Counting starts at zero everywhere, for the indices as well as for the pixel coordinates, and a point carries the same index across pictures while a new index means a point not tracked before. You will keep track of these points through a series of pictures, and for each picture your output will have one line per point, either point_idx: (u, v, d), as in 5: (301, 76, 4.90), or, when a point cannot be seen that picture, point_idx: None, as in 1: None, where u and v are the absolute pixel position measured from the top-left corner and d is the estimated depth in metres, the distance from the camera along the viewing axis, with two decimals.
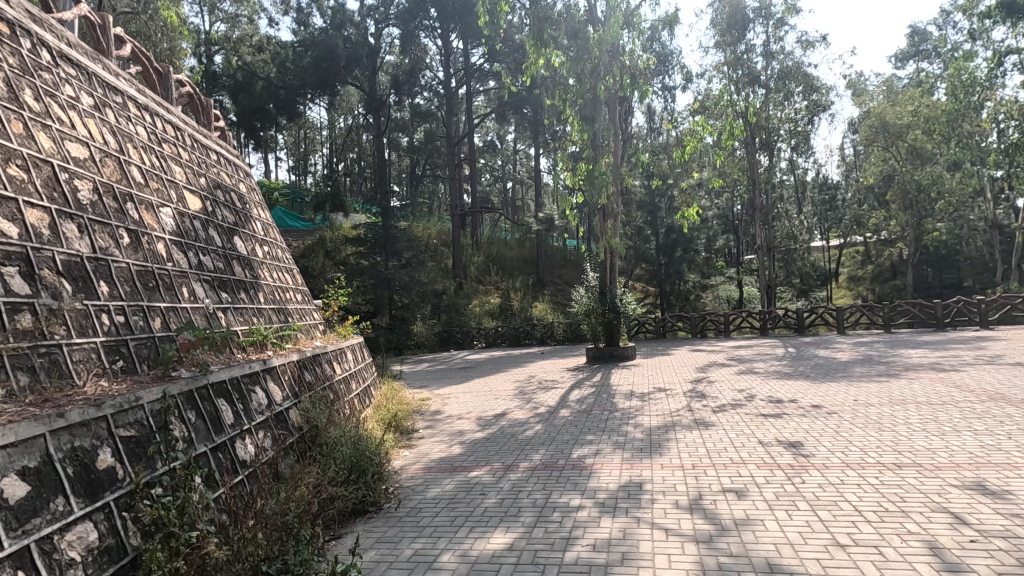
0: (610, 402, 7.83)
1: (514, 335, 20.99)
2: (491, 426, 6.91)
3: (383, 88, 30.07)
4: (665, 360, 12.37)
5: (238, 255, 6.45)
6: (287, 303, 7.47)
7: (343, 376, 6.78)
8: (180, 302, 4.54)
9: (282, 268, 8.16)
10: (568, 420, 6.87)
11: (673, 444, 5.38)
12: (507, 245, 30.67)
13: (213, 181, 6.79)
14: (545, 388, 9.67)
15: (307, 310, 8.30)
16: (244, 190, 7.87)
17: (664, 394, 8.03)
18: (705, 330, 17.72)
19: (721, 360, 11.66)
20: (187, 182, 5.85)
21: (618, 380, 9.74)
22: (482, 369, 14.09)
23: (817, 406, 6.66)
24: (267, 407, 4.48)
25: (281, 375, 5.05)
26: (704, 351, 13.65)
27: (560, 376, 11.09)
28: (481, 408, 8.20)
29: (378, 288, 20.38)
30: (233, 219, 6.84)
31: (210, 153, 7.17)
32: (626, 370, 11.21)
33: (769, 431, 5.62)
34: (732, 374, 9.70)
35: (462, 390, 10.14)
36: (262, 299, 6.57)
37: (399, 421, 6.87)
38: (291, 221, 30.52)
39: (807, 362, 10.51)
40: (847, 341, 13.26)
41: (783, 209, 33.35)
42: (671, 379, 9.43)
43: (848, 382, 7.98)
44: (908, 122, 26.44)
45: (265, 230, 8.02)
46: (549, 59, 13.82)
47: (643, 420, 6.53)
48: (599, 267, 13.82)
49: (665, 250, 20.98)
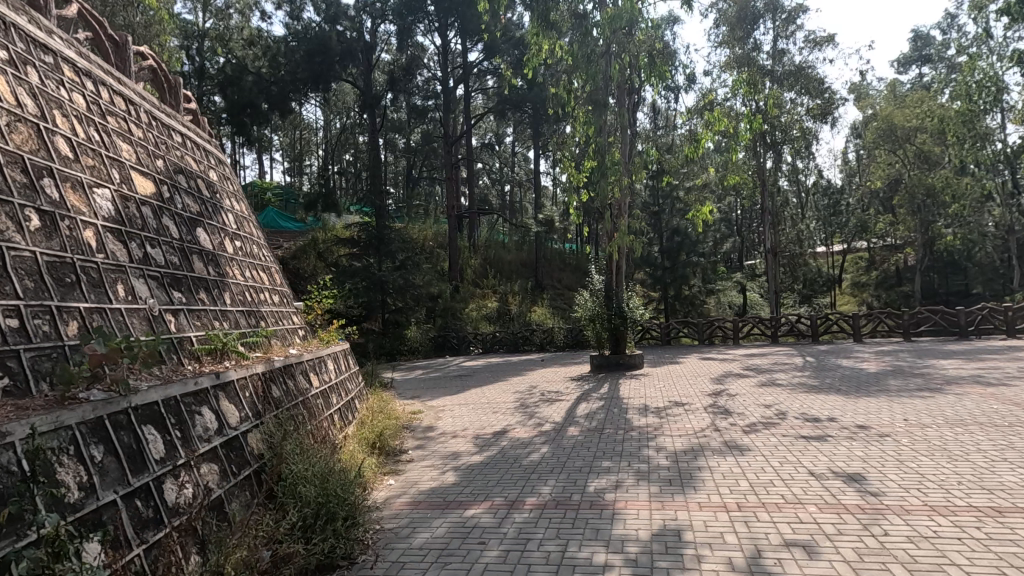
0: (623, 418, 7.01)
1: (512, 341, 20.12)
2: (490, 447, 6.05)
3: (378, 86, 29.29)
4: (676, 370, 11.53)
5: (200, 249, 5.59)
6: (260, 305, 6.60)
7: (322, 390, 5.93)
8: (110, 302, 3.71)
9: (258, 267, 7.30)
10: (577, 441, 6.03)
11: (706, 475, 4.54)
12: (505, 248, 29.85)
13: (175, 164, 5.94)
14: (549, 400, 8.82)
15: (285, 314, 7.44)
16: (215, 178, 7.03)
17: (681, 410, 7.20)
18: (712, 337, 16.89)
19: (737, 370, 10.84)
20: (137, 162, 5.00)
21: (628, 392, 8.91)
22: (479, 377, 13.22)
23: (863, 426, 5.84)
24: (216, 433, 3.62)
25: (239, 392, 4.19)
26: (716, 360, 12.84)
27: (564, 387, 10.24)
28: (479, 424, 7.33)
29: (370, 290, 19.53)
30: (198, 208, 5.99)
31: (173, 134, 6.32)
32: (636, 380, 10.38)
33: (817, 459, 4.79)
34: (753, 386, 8.87)
35: (457, 402, 9.29)
36: (229, 300, 5.71)
37: (385, 441, 6.02)
38: (284, 221, 29.76)
39: (832, 373, 9.68)
40: (869, 350, 12.42)
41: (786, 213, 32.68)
42: (687, 392, 8.60)
43: (887, 397, 7.17)
44: (916, 125, 25.81)
45: (239, 224, 7.18)
46: (555, 50, 13.24)
47: (664, 441, 5.71)
48: (605, 270, 13.02)
49: (669, 253, 20.17)
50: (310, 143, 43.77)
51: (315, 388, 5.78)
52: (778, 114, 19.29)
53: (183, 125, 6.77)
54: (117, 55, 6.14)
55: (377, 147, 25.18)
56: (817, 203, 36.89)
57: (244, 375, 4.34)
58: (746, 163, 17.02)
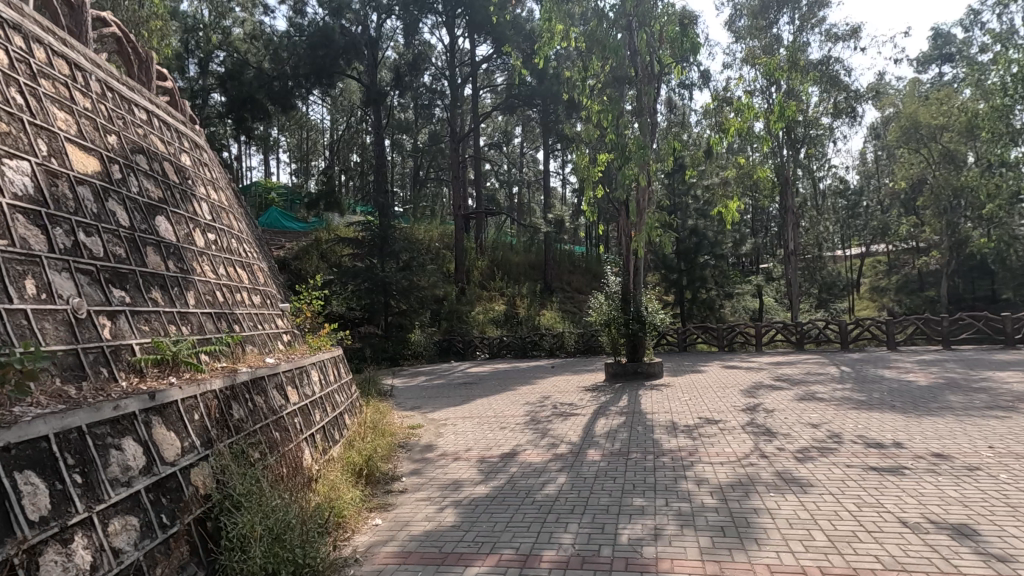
0: (649, 439, 6.12)
1: (520, 345, 19.21)
2: (497, 474, 5.16)
3: (384, 83, 28.55)
4: (699, 379, 10.59)
5: (158, 239, 4.76)
6: (234, 306, 5.75)
7: (301, 406, 5.08)
8: (10, 302, 2.92)
9: (236, 263, 6.47)
10: (600, 468, 5.12)
11: (767, 521, 3.63)
12: (512, 250, 28.99)
13: (133, 142, 5.12)
14: (562, 415, 7.92)
15: (267, 317, 6.59)
16: (188, 163, 6.23)
17: (716, 430, 6.28)
18: (733, 344, 15.90)
19: (768, 380, 9.91)
20: (76, 133, 4.18)
21: (652, 406, 8.01)
22: (485, 385, 12.35)
23: (940, 453, 4.91)
24: (140, 473, 2.79)
25: (185, 415, 3.35)
26: (741, 369, 11.88)
27: (579, 399, 9.34)
28: (484, 443, 6.44)
29: (373, 292, 18.74)
30: (159, 194, 5.17)
31: (137, 109, 5.52)
32: (657, 392, 9.46)
33: (904, 501, 3.86)
34: (792, 400, 7.94)
35: (461, 415, 8.41)
36: (192, 300, 4.88)
37: (373, 466, 5.17)
38: (287, 222, 29.13)
39: (877, 385, 8.70)
40: (909, 359, 11.40)
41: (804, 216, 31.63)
42: (717, 407, 7.67)
43: (955, 417, 6.21)
44: (942, 122, 24.68)
45: (214, 215, 6.36)
46: (568, 38, 12.38)
47: (703, 471, 4.79)
48: (622, 271, 12.10)
49: (686, 255, 19.22)
50: (316, 144, 43.14)
51: (293, 403, 4.95)
52: (799, 110, 18.47)
53: (153, 101, 5.98)
54: (70, 17, 5.38)
55: (381, 145, 24.41)
56: (834, 205, 35.75)
57: (193, 393, 3.50)
58: (768, 159, 16.07)
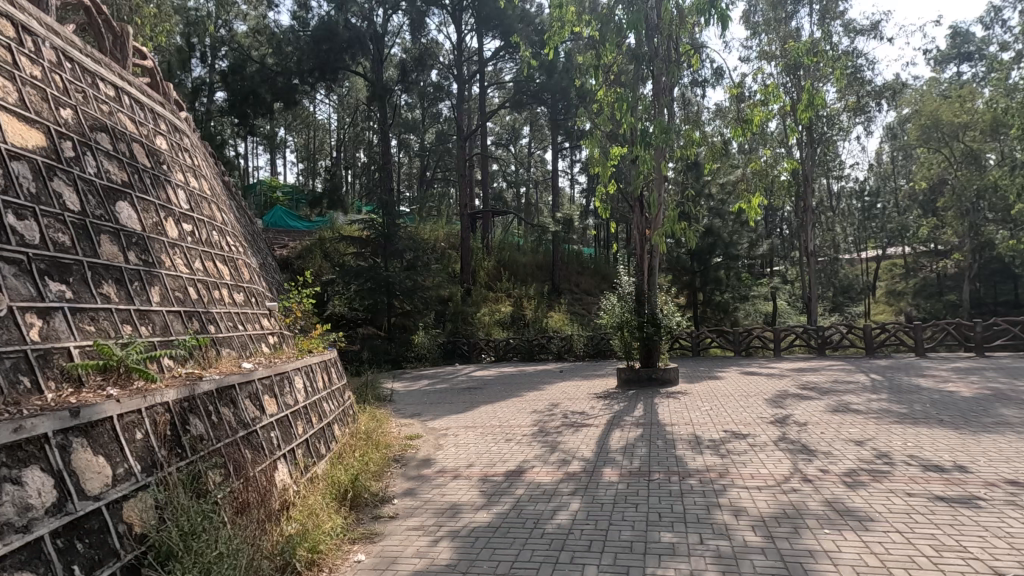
0: (672, 456, 5.48)
1: (527, 348, 18.59)
2: (502, 497, 4.53)
3: (390, 80, 28.08)
4: (719, 387, 9.93)
5: (116, 227, 4.19)
6: (210, 305, 5.19)
7: (280, 418, 4.50)
8: None
9: (217, 257, 5.91)
10: (618, 491, 4.47)
11: (828, 568, 2.99)
12: (519, 251, 28.39)
13: (95, 118, 4.57)
14: (573, 425, 7.30)
15: (250, 316, 6.02)
16: (164, 147, 5.68)
17: (746, 446, 5.62)
18: (750, 348, 15.21)
19: (793, 389, 9.22)
20: (15, 102, 3.62)
21: (671, 417, 7.37)
22: (490, 390, 11.73)
23: (1015, 480, 4.24)
24: (43, 515, 2.20)
25: (123, 435, 2.77)
26: (762, 376, 11.20)
27: (590, 407, 8.70)
28: (488, 458, 5.82)
29: (376, 292, 18.21)
30: (124, 177, 4.61)
31: (103, 84, 4.96)
32: (674, 400, 8.80)
33: (992, 543, 3.21)
34: (825, 412, 7.27)
35: (463, 424, 7.79)
36: (156, 297, 4.31)
37: (361, 487, 4.56)
38: (292, 221, 28.74)
39: (916, 396, 8.00)
40: (944, 367, 10.67)
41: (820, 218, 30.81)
42: (743, 419, 7.01)
43: (1015, 434, 5.54)
44: (965, 119, 23.80)
45: (192, 205, 5.81)
46: (578, 26, 11.80)
47: (739, 499, 4.14)
48: (635, 270, 11.47)
49: (700, 256, 18.56)
50: (322, 143, 42.72)
51: (270, 416, 4.37)
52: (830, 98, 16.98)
53: (124, 78, 5.42)
54: None
55: (386, 141, 23.89)
56: (850, 206, 34.87)
57: (134, 406, 2.91)
58: (788, 155, 15.33)
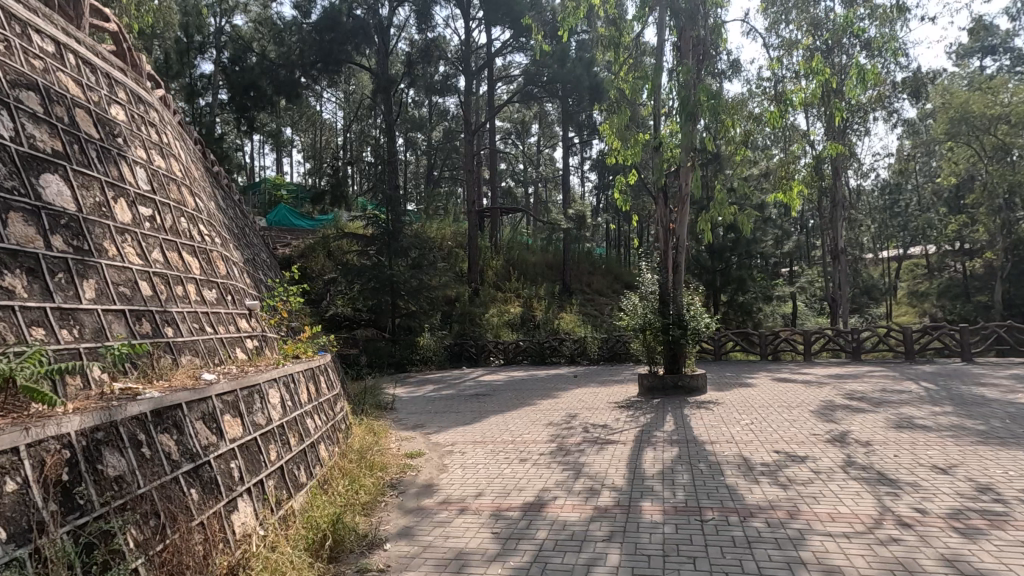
0: (722, 485, 4.58)
1: (538, 351, 17.68)
2: (520, 543, 3.63)
3: (396, 74, 27.28)
4: (753, 396, 9.01)
5: (34, 205, 3.33)
6: (169, 303, 4.33)
7: (246, 444, 3.65)
8: None
9: (185, 247, 5.06)
10: (666, 537, 3.56)
11: None
12: (529, 250, 27.51)
13: (20, 73, 3.74)
14: (597, 443, 6.41)
15: (223, 317, 5.16)
16: (121, 118, 4.84)
17: (810, 474, 4.69)
18: (777, 352, 14.24)
19: (839, 399, 8.28)
20: None
21: (709, 433, 6.48)
22: (500, 397, 10.85)
23: None
24: None
25: None
26: (799, 384, 10.24)
27: (613, 419, 7.81)
28: (501, 485, 4.93)
29: (380, 292, 17.44)
30: (56, 146, 3.77)
31: (39, 37, 4.16)
32: (707, 411, 7.90)
33: None
34: (888, 428, 6.32)
35: (472, 440, 6.91)
36: (88, 293, 3.46)
37: (343, 532, 3.69)
38: (297, 220, 28.16)
39: (987, 408, 7.03)
40: (1003, 375, 9.64)
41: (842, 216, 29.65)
42: (794, 436, 6.09)
43: None
44: (997, 112, 22.58)
45: (156, 186, 4.97)
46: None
47: (826, 553, 3.22)
48: (659, 267, 10.47)
49: (721, 254, 17.54)
50: (328, 143, 42.02)
51: (231, 442, 3.49)
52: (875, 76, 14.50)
53: (72, 34, 4.61)
54: None
55: (392, 136, 22.97)
56: (872, 204, 33.63)
57: (7, 446, 2.08)
58: (821, 146, 14.21)
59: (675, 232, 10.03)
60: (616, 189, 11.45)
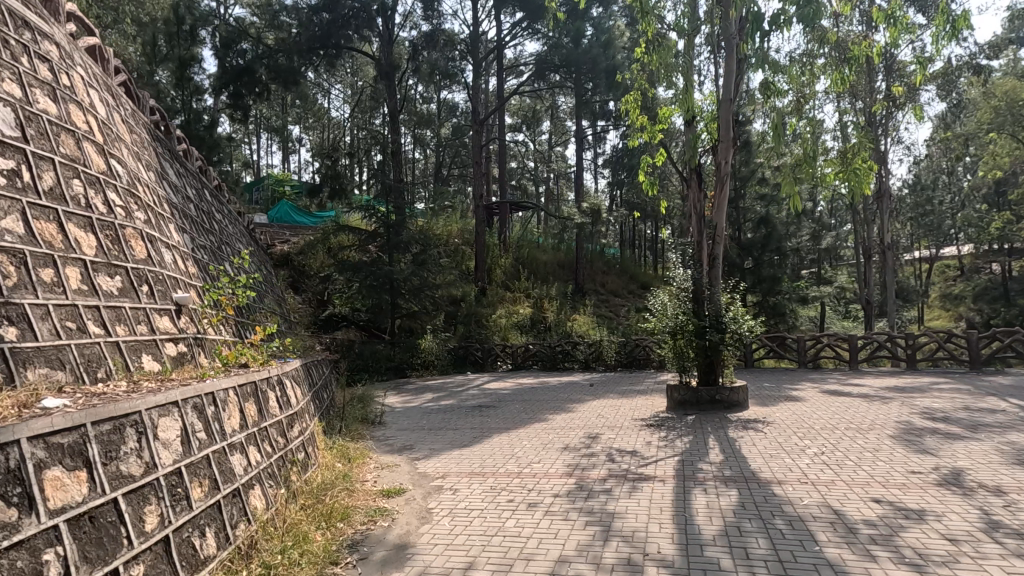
0: (823, 562, 3.16)
1: (549, 355, 16.24)
2: None
3: (401, 63, 25.96)
4: (810, 414, 7.54)
5: None
6: (15, 293, 2.97)
7: (83, 517, 2.27)
8: None
9: (73, 218, 3.70)
10: None
11: None
12: (539, 248, 26.10)
13: None
14: (630, 479, 4.98)
15: (127, 315, 3.79)
16: None
17: (948, 548, 3.25)
18: (818, 360, 12.70)
19: (918, 419, 6.79)
20: None
21: (772, 468, 5.05)
22: (507, 409, 9.45)
23: None
24: None
25: None
26: (858, 398, 8.71)
27: (643, 442, 6.39)
28: (502, 552, 3.52)
29: (378, 289, 16.15)
30: None
31: None
32: (758, 435, 6.45)
33: None
34: (1012, 465, 4.83)
35: (467, 471, 5.52)
36: None
37: None
38: (297, 217, 27.69)
39: None
40: None
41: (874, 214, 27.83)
42: (890, 476, 4.64)
43: None
44: None
45: (31, 132, 3.64)
46: None
47: None
48: (691, 261, 8.97)
49: (752, 250, 16.00)
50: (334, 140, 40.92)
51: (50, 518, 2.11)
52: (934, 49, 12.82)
53: None
54: None
55: (394, 124, 21.63)
56: (904, 202, 31.71)
57: None
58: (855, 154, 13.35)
59: (711, 220, 8.58)
60: (642, 167, 9.94)
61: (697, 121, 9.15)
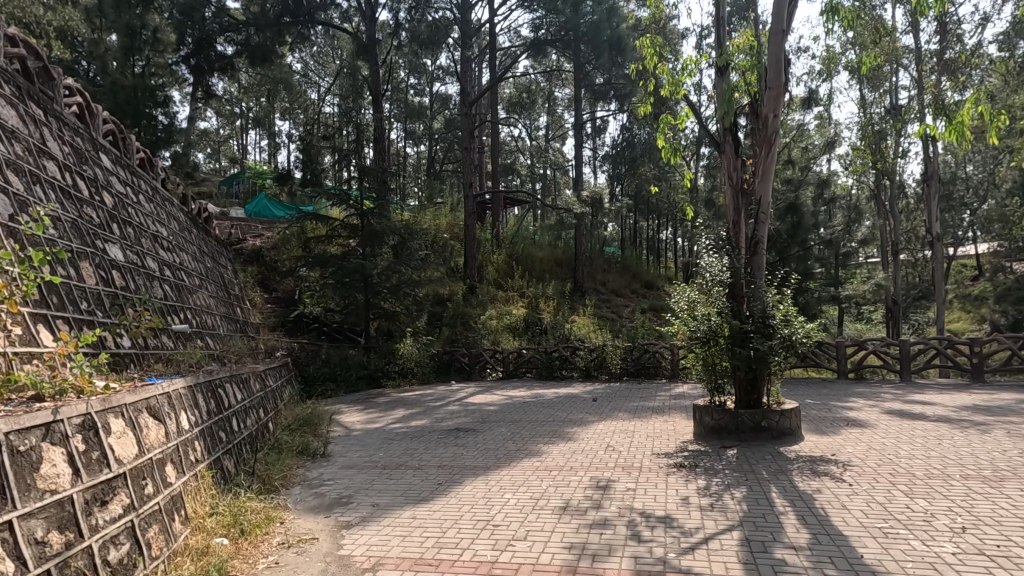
0: None
1: (544, 361, 14.28)
2: None
3: (387, 43, 23.91)
4: (895, 449, 5.61)
5: None
6: None
7: None
8: None
9: None
10: None
11: None
12: (535, 245, 24.14)
13: None
14: None
15: None
16: None
17: None
18: (860, 369, 10.76)
19: None
20: None
21: (901, 565, 3.12)
22: (491, 433, 7.49)
23: None
24: None
25: None
26: (943, 422, 6.76)
27: (679, 498, 4.44)
28: None
29: (350, 286, 14.17)
30: None
31: None
32: (839, 485, 4.51)
33: None
34: None
35: (412, 560, 3.55)
36: None
37: None
38: (276, 210, 25.72)
39: None
40: None
41: (906, 202, 25.59)
42: None
43: None
44: None
45: None
46: None
47: None
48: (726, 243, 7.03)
49: (777, 242, 14.07)
50: None
51: None
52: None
53: None
54: None
55: (376, 106, 19.61)
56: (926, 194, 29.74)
57: None
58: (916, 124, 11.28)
59: (753, 193, 6.71)
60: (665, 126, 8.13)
61: (731, 71, 7.14)
